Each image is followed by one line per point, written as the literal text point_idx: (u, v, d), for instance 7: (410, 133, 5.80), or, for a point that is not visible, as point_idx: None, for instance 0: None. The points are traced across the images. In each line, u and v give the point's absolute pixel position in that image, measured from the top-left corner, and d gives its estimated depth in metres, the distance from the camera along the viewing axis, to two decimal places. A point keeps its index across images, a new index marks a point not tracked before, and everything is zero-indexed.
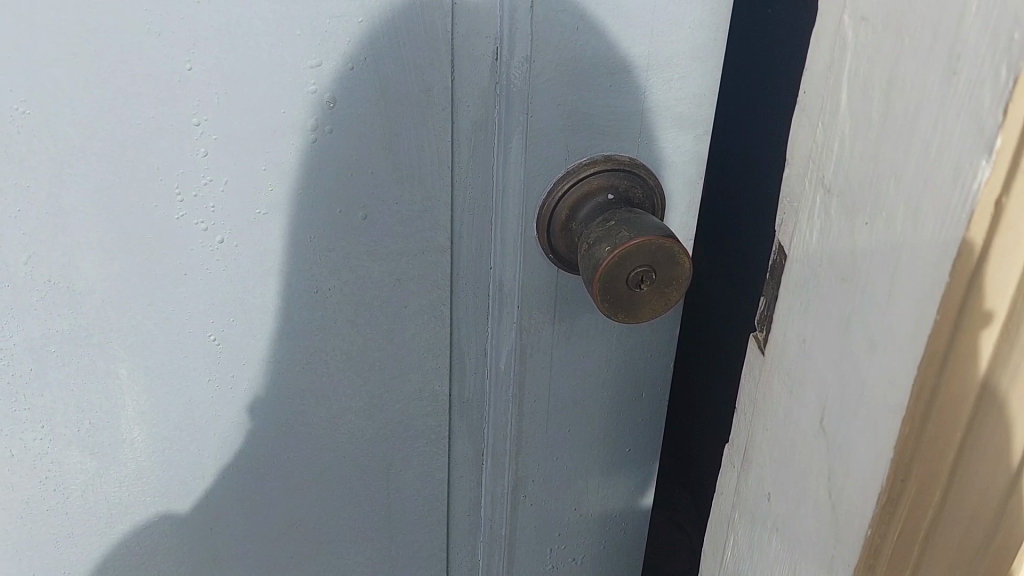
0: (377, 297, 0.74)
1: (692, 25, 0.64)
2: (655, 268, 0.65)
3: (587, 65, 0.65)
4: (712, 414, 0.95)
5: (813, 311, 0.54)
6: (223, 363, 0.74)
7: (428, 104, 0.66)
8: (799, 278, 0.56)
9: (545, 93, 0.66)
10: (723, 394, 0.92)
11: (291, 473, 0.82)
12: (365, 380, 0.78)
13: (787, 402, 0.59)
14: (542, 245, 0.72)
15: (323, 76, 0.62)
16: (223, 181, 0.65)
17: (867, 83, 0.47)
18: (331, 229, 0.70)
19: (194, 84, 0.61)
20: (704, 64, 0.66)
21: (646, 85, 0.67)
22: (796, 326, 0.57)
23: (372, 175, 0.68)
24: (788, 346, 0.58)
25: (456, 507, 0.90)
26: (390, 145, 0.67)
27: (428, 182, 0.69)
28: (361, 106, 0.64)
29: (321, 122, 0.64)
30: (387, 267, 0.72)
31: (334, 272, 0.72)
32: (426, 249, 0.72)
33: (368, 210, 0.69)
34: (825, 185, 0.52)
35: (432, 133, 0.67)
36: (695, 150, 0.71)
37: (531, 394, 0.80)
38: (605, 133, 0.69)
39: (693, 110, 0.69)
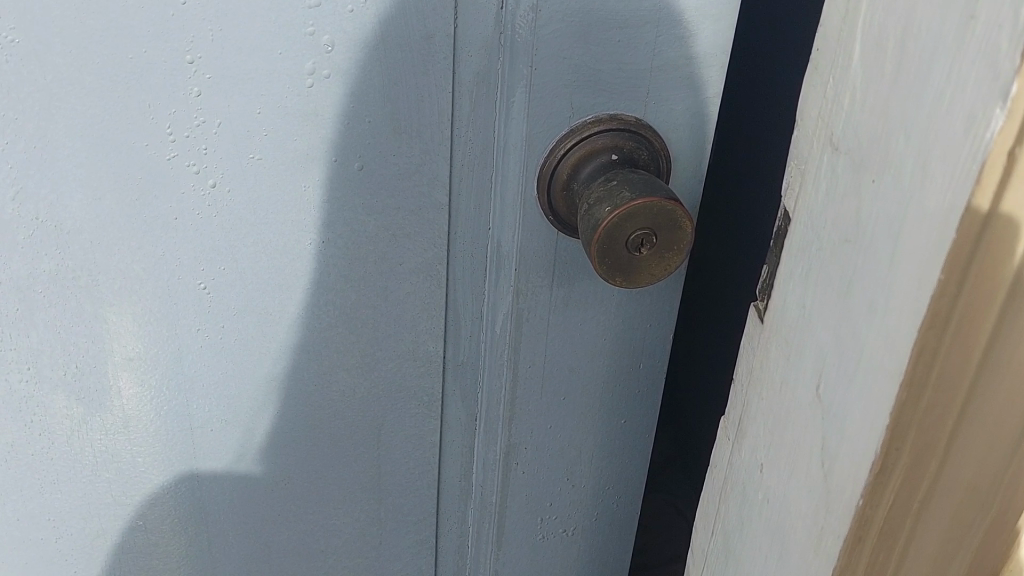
0: (372, 252, 0.72)
1: None
2: (656, 231, 0.64)
3: (596, 18, 0.63)
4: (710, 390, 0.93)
5: (814, 276, 0.52)
6: (213, 313, 0.72)
7: (430, 53, 0.64)
8: (802, 242, 0.54)
9: (551, 46, 0.64)
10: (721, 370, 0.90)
11: (278, 430, 0.80)
12: (358, 337, 0.76)
13: (781, 372, 0.57)
14: (542, 204, 0.70)
15: (322, 18, 0.61)
16: (217, 124, 0.64)
17: (881, 35, 0.45)
18: (327, 180, 0.68)
19: (188, 19, 0.59)
20: (717, 23, 0.64)
21: (655, 42, 0.65)
22: (796, 292, 0.55)
23: (370, 125, 0.66)
24: (787, 312, 0.56)
25: (447, 472, 0.88)
26: (390, 94, 0.65)
27: (428, 134, 0.68)
28: (361, 51, 0.63)
29: (320, 67, 0.63)
30: (382, 220, 0.71)
31: (329, 223, 0.70)
32: (424, 205, 0.71)
33: (365, 160, 0.68)
34: (833, 144, 0.50)
35: (433, 83, 0.66)
36: (704, 115, 0.69)
37: (526, 358, 0.79)
38: (612, 92, 0.67)
39: (703, 71, 0.67)
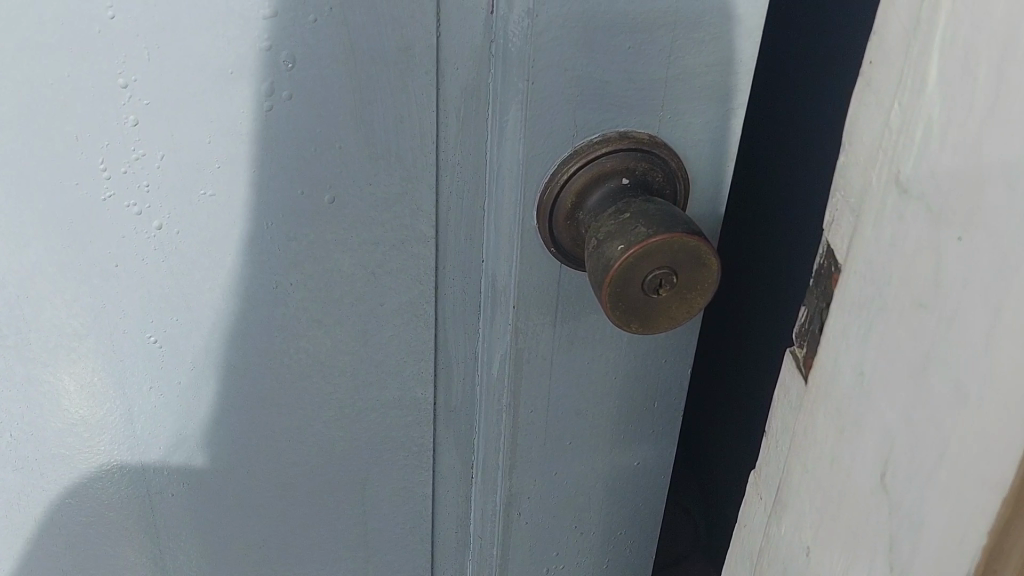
0: (348, 293, 0.63)
1: None
2: (676, 271, 0.55)
3: (603, 22, 0.54)
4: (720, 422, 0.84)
5: (877, 340, 0.43)
6: (168, 367, 0.63)
7: (409, 67, 0.55)
8: (859, 298, 0.45)
9: (551, 57, 0.54)
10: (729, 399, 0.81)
11: (249, 489, 0.72)
12: (335, 387, 0.67)
13: (833, 447, 0.48)
14: (543, 237, 0.61)
15: (279, 30, 0.51)
16: (159, 156, 0.54)
17: (968, 54, 0.36)
18: (292, 216, 0.58)
19: (118, 36, 0.50)
20: (744, 25, 0.55)
21: (671, 47, 0.55)
22: (850, 354, 0.46)
23: (341, 151, 0.57)
24: (839, 377, 0.47)
25: (441, 522, 0.80)
26: (364, 116, 0.56)
27: (409, 159, 0.59)
28: (327, 68, 0.53)
29: (278, 87, 0.53)
30: (359, 258, 0.62)
31: (296, 265, 0.61)
32: (406, 239, 0.62)
33: (336, 191, 0.58)
34: (899, 184, 0.41)
35: (414, 101, 0.56)
36: (727, 129, 0.60)
37: (527, 405, 0.69)
38: (621, 108, 0.57)
39: (726, 80, 0.57)
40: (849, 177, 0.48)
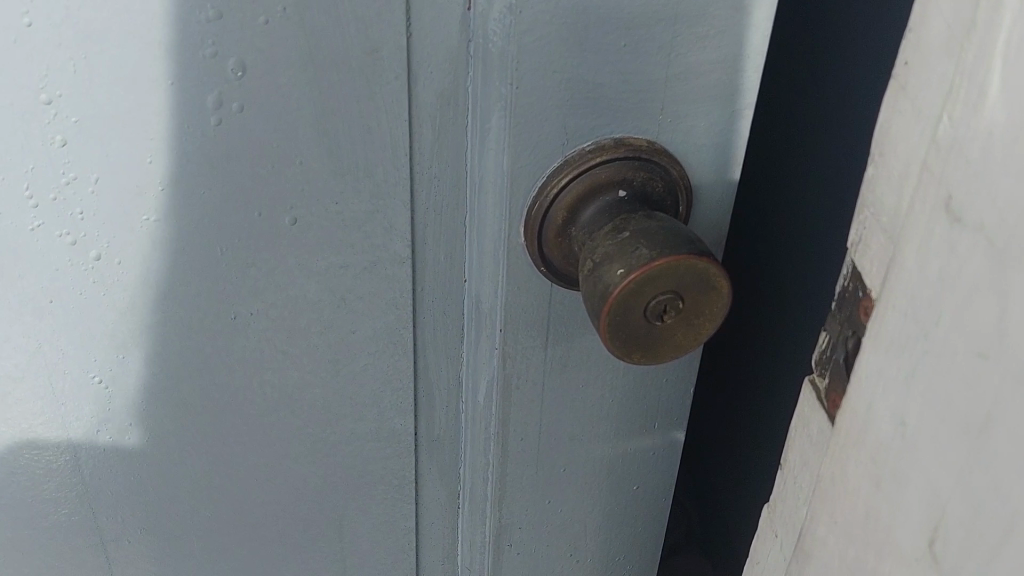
0: (315, 321, 0.57)
1: None
2: (682, 295, 0.49)
3: (595, 17, 0.48)
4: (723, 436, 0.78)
5: (921, 388, 0.38)
6: (113, 409, 0.57)
7: (376, 72, 0.48)
8: (898, 337, 0.39)
9: (536, 56, 0.49)
10: (733, 414, 0.75)
11: (215, 530, 0.66)
12: (305, 422, 0.61)
13: (867, 502, 0.43)
14: (531, 255, 0.55)
15: (225, 33, 0.45)
16: (93, 180, 0.48)
17: None
18: (249, 240, 0.52)
19: (36, 47, 0.43)
20: (750, 17, 0.50)
21: (671, 44, 0.50)
22: (888, 400, 0.40)
23: (302, 168, 0.50)
24: (874, 424, 0.42)
25: (426, 555, 0.75)
26: (326, 128, 0.50)
27: (379, 174, 0.52)
28: (283, 74, 0.47)
29: (228, 97, 0.47)
30: (327, 284, 0.55)
31: (256, 294, 0.54)
32: (379, 261, 0.56)
33: (297, 212, 0.52)
34: (948, 210, 0.35)
35: (383, 110, 0.50)
36: (733, 131, 0.54)
37: (517, 434, 0.64)
38: (617, 111, 0.52)
39: (732, 79, 0.52)
40: (880, 194, 0.43)
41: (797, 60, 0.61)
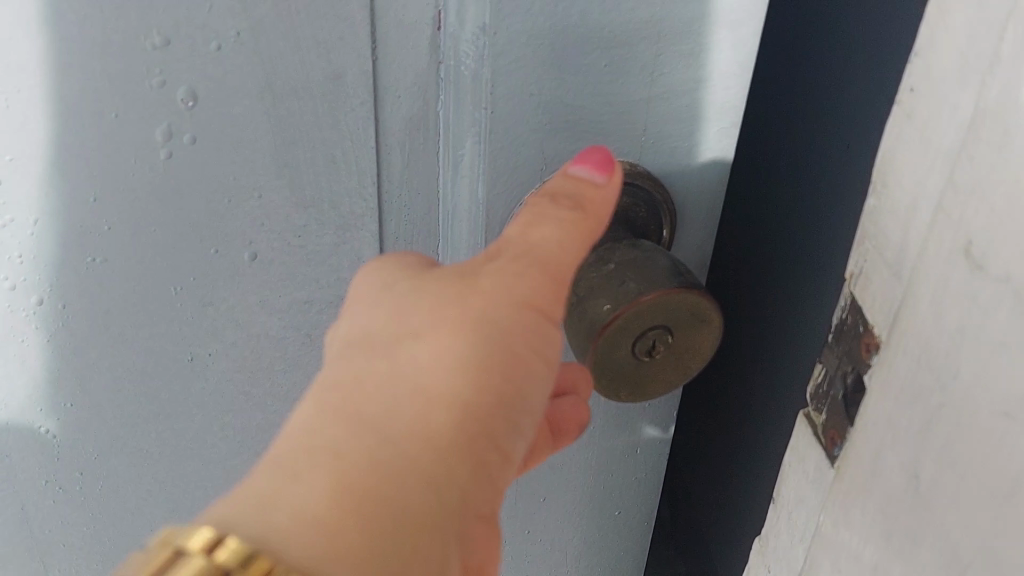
0: (279, 359, 0.53)
1: None
2: (672, 330, 0.47)
3: (575, 37, 0.45)
4: (706, 454, 0.76)
5: (938, 443, 0.35)
6: (60, 460, 0.53)
7: (340, 98, 0.45)
8: (912, 387, 0.36)
9: (510, 79, 0.45)
10: (716, 431, 0.73)
11: None
12: None
13: (878, 555, 0.40)
14: None
15: (173, 61, 0.41)
16: (31, 221, 0.44)
17: None
18: (206, 278, 0.48)
19: None
20: (738, 32, 0.46)
21: (654, 62, 0.46)
22: (900, 451, 0.38)
23: (262, 201, 0.47)
24: (885, 475, 0.39)
25: None
26: (288, 159, 0.46)
27: (344, 206, 0.49)
28: (240, 103, 0.43)
29: (178, 129, 0.43)
30: (291, 320, 0.52)
31: (216, 333, 0.51)
32: (346, 294, 0.52)
33: (257, 247, 0.48)
34: (969, 255, 0.33)
35: (348, 137, 0.46)
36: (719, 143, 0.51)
37: None
38: (598, 134, 0.49)
39: (717, 96, 0.49)
40: (884, 228, 0.40)
41: (783, 71, 0.59)
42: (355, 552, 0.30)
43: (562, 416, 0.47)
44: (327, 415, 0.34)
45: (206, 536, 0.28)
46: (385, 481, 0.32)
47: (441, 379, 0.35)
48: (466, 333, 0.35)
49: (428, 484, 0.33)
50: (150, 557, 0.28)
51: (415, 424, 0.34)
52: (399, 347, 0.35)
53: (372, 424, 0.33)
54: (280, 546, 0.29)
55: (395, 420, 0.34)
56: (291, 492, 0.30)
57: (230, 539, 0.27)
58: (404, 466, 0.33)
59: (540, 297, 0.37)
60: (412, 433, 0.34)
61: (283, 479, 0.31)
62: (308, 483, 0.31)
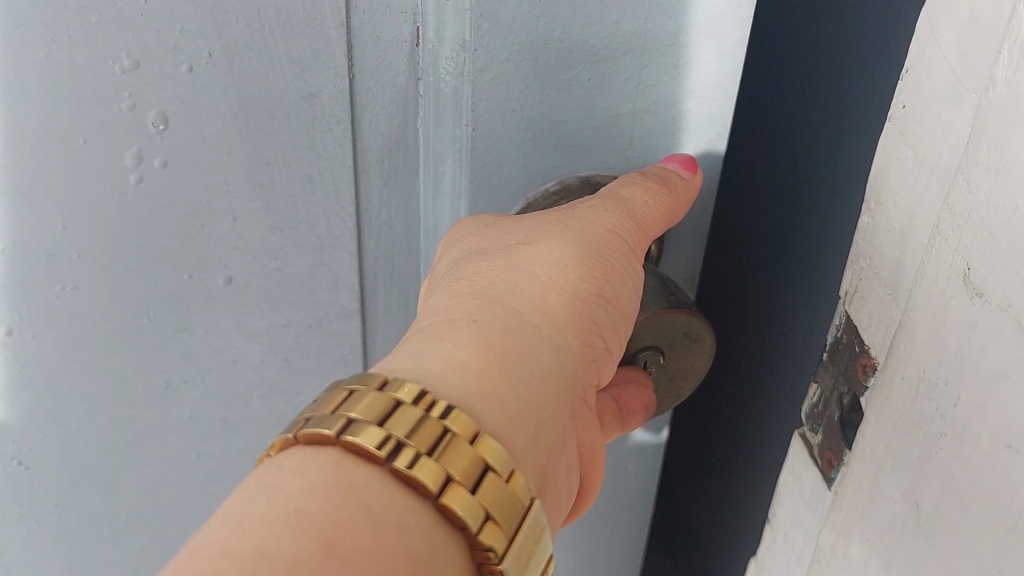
0: (258, 385, 0.52)
1: None
2: (662, 349, 0.46)
3: (558, 51, 0.44)
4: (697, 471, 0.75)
5: (938, 470, 0.34)
6: (31, 494, 0.51)
7: (316, 118, 0.44)
8: (911, 413, 0.35)
9: (490, 94, 0.44)
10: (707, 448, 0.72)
11: None
12: None
13: None
14: None
15: (142, 83, 0.40)
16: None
17: None
18: (181, 304, 0.47)
19: None
20: (723, 44, 0.45)
21: (637, 78, 0.45)
22: (899, 479, 0.36)
23: (237, 225, 0.45)
24: (884, 503, 0.38)
25: None
26: (265, 181, 0.45)
27: (323, 227, 0.47)
28: (213, 125, 0.42)
29: (150, 152, 0.42)
30: (270, 344, 0.50)
31: (193, 360, 0.49)
32: (326, 317, 0.51)
33: (233, 270, 0.47)
34: (967, 281, 0.31)
35: (325, 157, 0.45)
36: (709, 157, 0.49)
37: None
38: (582, 150, 0.47)
39: (703, 110, 0.47)
40: (879, 248, 0.39)
41: None
42: (504, 387, 0.35)
43: (627, 398, 0.44)
44: (460, 304, 0.38)
45: (386, 387, 0.32)
46: (518, 339, 0.37)
47: (556, 275, 0.39)
48: (568, 250, 0.40)
49: (563, 352, 0.38)
50: (332, 404, 0.32)
51: (537, 302, 0.38)
52: (518, 247, 0.41)
53: (499, 299, 0.38)
54: (445, 388, 0.34)
55: (517, 300, 0.38)
56: (434, 351, 0.35)
57: (412, 389, 0.32)
58: (529, 331, 0.37)
59: (632, 235, 0.42)
60: (536, 309, 0.38)
61: (430, 343, 0.36)
62: (461, 342, 0.36)
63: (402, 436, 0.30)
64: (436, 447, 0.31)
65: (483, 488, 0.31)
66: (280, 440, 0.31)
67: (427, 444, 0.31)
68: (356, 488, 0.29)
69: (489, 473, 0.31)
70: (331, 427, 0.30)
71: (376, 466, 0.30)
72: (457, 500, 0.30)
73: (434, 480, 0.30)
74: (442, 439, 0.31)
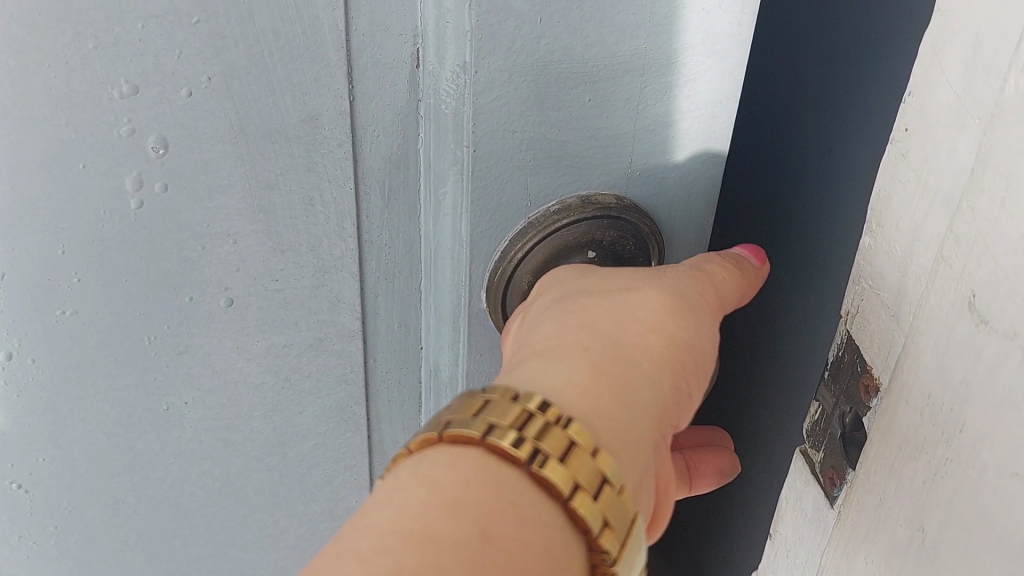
0: (258, 404, 0.52)
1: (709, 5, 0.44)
2: None
3: (559, 73, 0.44)
4: None
5: (943, 494, 0.34)
6: (29, 523, 0.50)
7: (316, 140, 0.44)
8: (916, 437, 0.35)
9: (491, 116, 0.44)
10: None
11: None
12: (251, 509, 0.56)
13: None
14: (495, 321, 0.51)
15: (142, 108, 0.40)
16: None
17: None
18: (181, 326, 0.47)
19: None
20: (724, 61, 0.46)
21: (636, 96, 0.46)
22: (903, 500, 0.37)
23: (237, 247, 0.45)
24: (888, 524, 0.38)
25: None
26: (265, 203, 0.45)
27: (323, 249, 0.47)
28: (213, 148, 0.42)
29: (150, 176, 0.42)
30: (270, 364, 0.50)
31: (192, 381, 0.49)
32: (326, 336, 0.51)
33: (234, 291, 0.47)
34: (973, 308, 0.31)
35: (327, 179, 0.45)
36: (701, 161, 0.50)
37: None
38: (581, 168, 0.48)
39: (703, 125, 0.48)
40: (880, 270, 0.39)
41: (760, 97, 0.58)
42: (612, 413, 0.35)
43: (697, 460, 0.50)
44: (565, 329, 0.39)
45: (517, 401, 0.34)
46: (626, 366, 0.37)
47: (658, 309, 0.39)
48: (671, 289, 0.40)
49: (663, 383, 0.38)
50: (466, 412, 0.33)
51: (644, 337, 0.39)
52: (617, 286, 0.41)
53: (604, 330, 0.38)
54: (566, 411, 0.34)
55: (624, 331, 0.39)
56: (550, 377, 0.36)
57: (539, 403, 0.33)
58: (636, 359, 0.38)
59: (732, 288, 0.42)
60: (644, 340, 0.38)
61: (545, 368, 0.37)
62: (574, 367, 0.36)
63: (538, 443, 0.32)
64: (566, 454, 0.32)
65: (607, 497, 0.32)
66: (419, 439, 0.33)
67: (557, 452, 0.32)
68: (500, 487, 0.30)
69: (610, 488, 0.32)
70: (475, 430, 0.32)
71: (515, 467, 0.31)
72: (583, 505, 0.31)
73: (566, 484, 0.31)
74: (570, 449, 0.32)
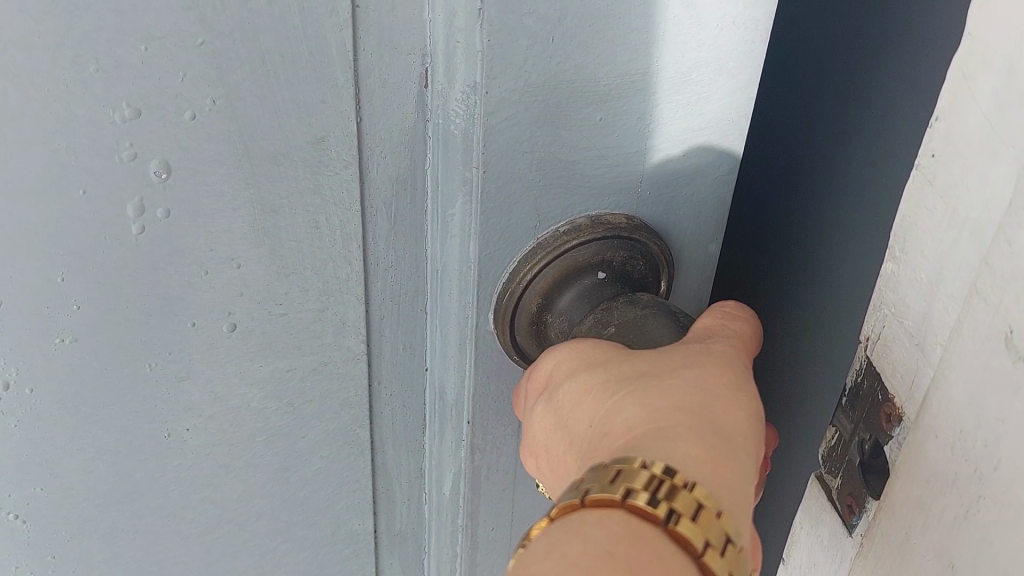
0: (260, 429, 0.50)
1: (720, 22, 0.43)
2: None
3: (571, 92, 0.43)
4: None
5: (976, 531, 0.33)
6: (25, 559, 0.48)
7: (322, 161, 0.43)
8: (946, 472, 0.35)
9: (501, 138, 0.43)
10: None
11: None
12: (252, 534, 0.55)
13: None
14: (502, 343, 0.50)
15: (144, 130, 0.38)
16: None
17: None
18: (182, 352, 0.45)
19: None
20: (735, 78, 0.45)
21: (648, 116, 0.45)
22: (932, 535, 0.36)
23: (240, 271, 0.44)
24: (917, 559, 0.37)
25: None
26: (268, 226, 0.43)
27: (328, 272, 0.47)
28: (217, 171, 0.41)
29: (152, 200, 0.40)
30: (272, 389, 0.49)
31: (194, 408, 0.47)
32: (329, 359, 0.50)
33: (236, 317, 0.45)
34: (1011, 343, 0.31)
35: (333, 201, 0.44)
36: (709, 179, 0.49)
37: (486, 522, 0.59)
38: (591, 189, 0.46)
39: (713, 142, 0.47)
40: (901, 297, 0.38)
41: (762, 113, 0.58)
42: (730, 478, 0.32)
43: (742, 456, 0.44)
44: (653, 393, 0.36)
45: (645, 465, 0.31)
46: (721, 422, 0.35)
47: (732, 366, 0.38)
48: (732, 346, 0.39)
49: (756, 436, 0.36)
50: (599, 480, 0.32)
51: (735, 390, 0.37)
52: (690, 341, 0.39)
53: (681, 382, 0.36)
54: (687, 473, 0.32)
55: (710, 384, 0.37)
56: (658, 442, 0.33)
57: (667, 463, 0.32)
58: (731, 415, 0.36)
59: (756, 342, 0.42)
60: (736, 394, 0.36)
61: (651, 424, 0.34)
62: (682, 431, 0.33)
63: (671, 503, 0.30)
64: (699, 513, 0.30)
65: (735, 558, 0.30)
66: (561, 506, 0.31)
67: (690, 510, 0.30)
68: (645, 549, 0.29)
69: (735, 549, 0.30)
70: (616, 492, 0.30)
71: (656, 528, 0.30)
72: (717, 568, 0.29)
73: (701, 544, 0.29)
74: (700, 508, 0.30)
